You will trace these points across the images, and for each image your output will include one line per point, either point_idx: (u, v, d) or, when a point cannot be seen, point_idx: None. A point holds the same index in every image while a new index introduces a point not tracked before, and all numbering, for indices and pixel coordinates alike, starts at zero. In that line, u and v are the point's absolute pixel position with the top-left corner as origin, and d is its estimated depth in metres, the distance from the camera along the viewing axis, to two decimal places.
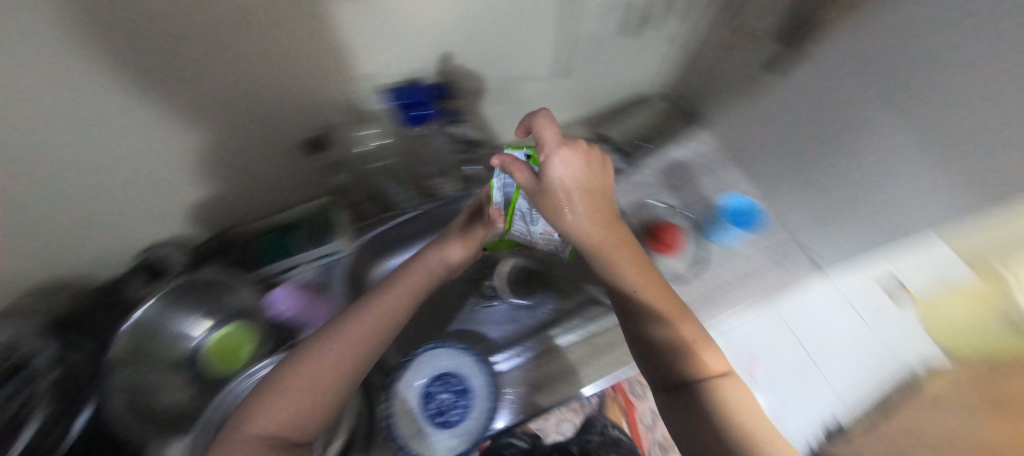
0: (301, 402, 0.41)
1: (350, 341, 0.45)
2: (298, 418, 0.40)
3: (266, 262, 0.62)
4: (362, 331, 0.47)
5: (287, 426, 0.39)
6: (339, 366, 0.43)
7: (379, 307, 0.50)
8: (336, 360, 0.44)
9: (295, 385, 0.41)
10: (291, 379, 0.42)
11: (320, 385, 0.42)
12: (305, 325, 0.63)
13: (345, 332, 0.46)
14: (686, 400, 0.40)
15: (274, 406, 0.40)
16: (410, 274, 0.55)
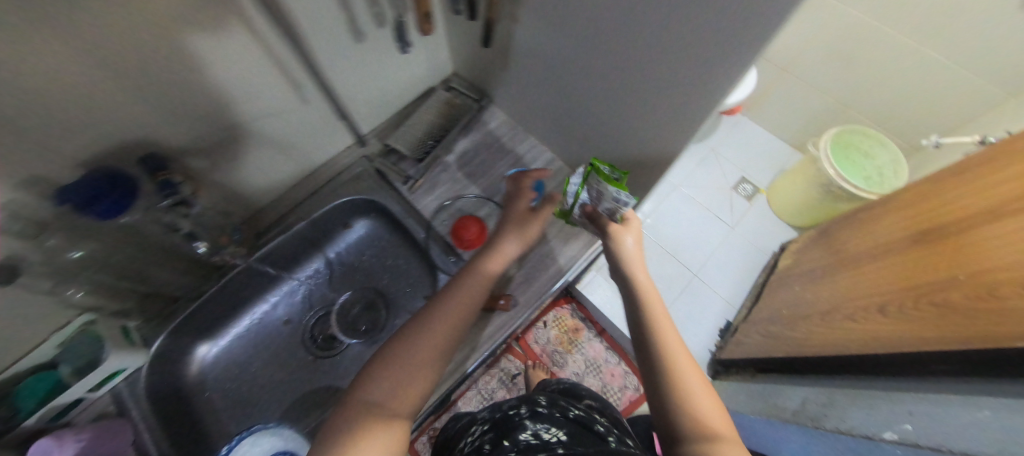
0: (419, 373, 0.37)
1: (460, 308, 0.41)
2: (399, 405, 0.35)
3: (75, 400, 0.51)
4: (464, 308, 0.41)
5: (397, 402, 0.35)
6: (465, 308, 0.41)
7: (472, 286, 0.43)
8: (466, 307, 0.41)
9: (421, 359, 0.37)
10: (424, 349, 0.38)
11: (432, 349, 0.38)
12: None
13: (445, 307, 0.40)
14: (647, 352, 0.44)
15: (401, 374, 0.36)
16: (484, 255, 0.46)
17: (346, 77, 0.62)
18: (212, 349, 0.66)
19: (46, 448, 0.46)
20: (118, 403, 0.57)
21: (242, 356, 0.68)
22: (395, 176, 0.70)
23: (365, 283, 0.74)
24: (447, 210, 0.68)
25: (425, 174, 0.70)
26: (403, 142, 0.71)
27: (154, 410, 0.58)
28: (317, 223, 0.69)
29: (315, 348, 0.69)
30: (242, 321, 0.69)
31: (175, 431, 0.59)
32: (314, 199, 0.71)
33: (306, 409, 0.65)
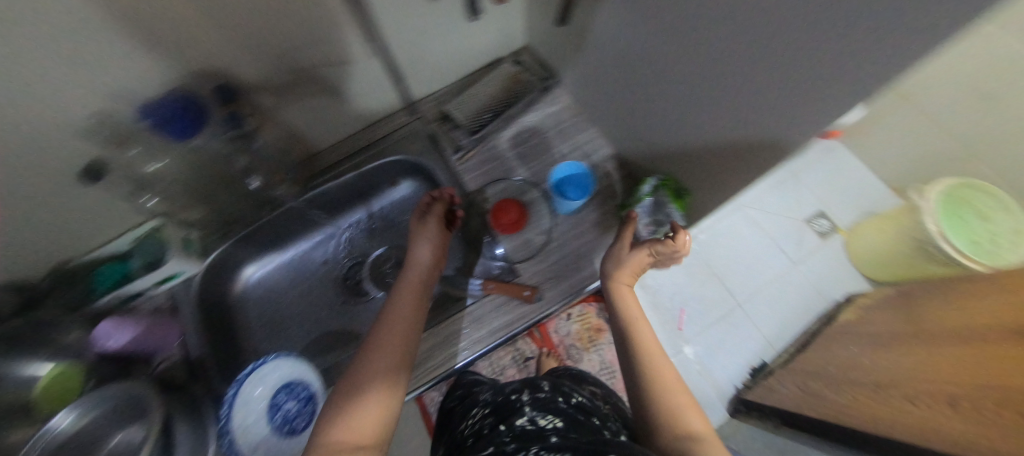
0: (379, 389, 0.37)
1: (395, 324, 0.44)
2: (370, 425, 0.34)
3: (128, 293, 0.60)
4: (406, 326, 0.44)
5: (366, 422, 0.34)
6: (405, 325, 0.44)
7: (403, 293, 0.48)
8: (405, 315, 0.45)
9: (377, 367, 0.39)
10: (378, 365, 0.40)
11: (385, 355, 0.40)
12: (157, 352, 0.60)
13: (384, 323, 0.44)
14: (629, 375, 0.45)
15: (361, 397, 0.36)
16: (410, 270, 0.51)
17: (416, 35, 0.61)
18: (253, 273, 0.72)
19: (111, 329, 0.57)
20: (173, 300, 0.64)
21: (282, 285, 0.73)
22: (448, 142, 0.69)
23: (400, 242, 0.75)
24: (493, 187, 0.66)
25: (476, 147, 0.68)
26: (460, 111, 0.69)
27: (201, 315, 0.65)
28: (366, 176, 0.71)
29: (344, 293, 0.73)
30: (287, 253, 0.73)
31: (213, 337, 0.65)
32: (366, 151, 0.72)
33: (324, 347, 0.69)
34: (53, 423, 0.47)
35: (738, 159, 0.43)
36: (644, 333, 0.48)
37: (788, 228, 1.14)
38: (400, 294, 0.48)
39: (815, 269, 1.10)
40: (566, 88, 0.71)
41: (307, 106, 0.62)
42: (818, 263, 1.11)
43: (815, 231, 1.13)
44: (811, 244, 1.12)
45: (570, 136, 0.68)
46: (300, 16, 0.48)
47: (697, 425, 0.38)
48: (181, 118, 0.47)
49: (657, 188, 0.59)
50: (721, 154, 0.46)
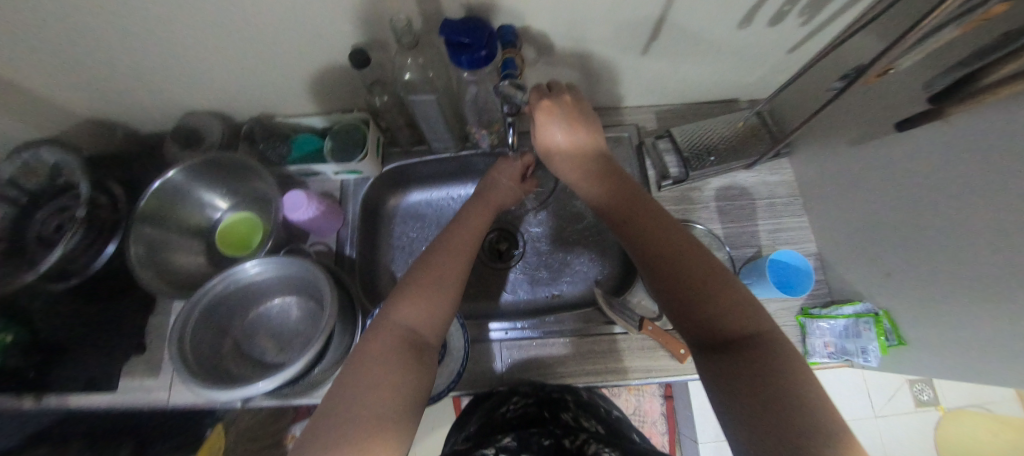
0: (426, 300, 0.43)
1: (456, 248, 0.49)
2: (424, 323, 0.42)
3: (308, 170, 0.62)
4: (459, 252, 0.48)
5: (420, 321, 0.42)
6: (464, 251, 0.49)
7: (462, 228, 0.52)
8: (467, 244, 0.50)
9: (434, 275, 0.45)
10: (426, 273, 0.45)
11: (442, 278, 0.45)
12: (313, 235, 0.63)
13: (445, 246, 0.49)
14: (725, 358, 0.34)
15: (410, 300, 0.42)
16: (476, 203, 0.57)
17: (686, 46, 0.57)
18: (416, 195, 0.73)
19: (299, 201, 0.57)
20: (342, 192, 0.66)
21: (433, 217, 0.73)
22: (653, 160, 0.66)
23: (553, 229, 0.73)
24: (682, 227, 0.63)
25: (683, 182, 0.64)
26: (682, 139, 0.65)
27: (363, 214, 0.66)
28: None
29: (485, 253, 0.73)
30: (449, 191, 0.74)
31: (363, 240, 0.66)
32: None
33: None
34: (244, 266, 0.49)
35: (1011, 357, 0.39)
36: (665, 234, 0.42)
37: (886, 379, 1.06)
38: (466, 221, 0.53)
39: (892, 429, 1.04)
40: (792, 165, 0.66)
41: (547, 66, 0.60)
42: (897, 426, 1.04)
43: (910, 395, 1.06)
44: (902, 406, 1.05)
45: (776, 215, 0.64)
46: None
47: (798, 368, 0.32)
48: (476, 49, 0.46)
49: (861, 314, 0.54)
50: (980, 333, 0.42)
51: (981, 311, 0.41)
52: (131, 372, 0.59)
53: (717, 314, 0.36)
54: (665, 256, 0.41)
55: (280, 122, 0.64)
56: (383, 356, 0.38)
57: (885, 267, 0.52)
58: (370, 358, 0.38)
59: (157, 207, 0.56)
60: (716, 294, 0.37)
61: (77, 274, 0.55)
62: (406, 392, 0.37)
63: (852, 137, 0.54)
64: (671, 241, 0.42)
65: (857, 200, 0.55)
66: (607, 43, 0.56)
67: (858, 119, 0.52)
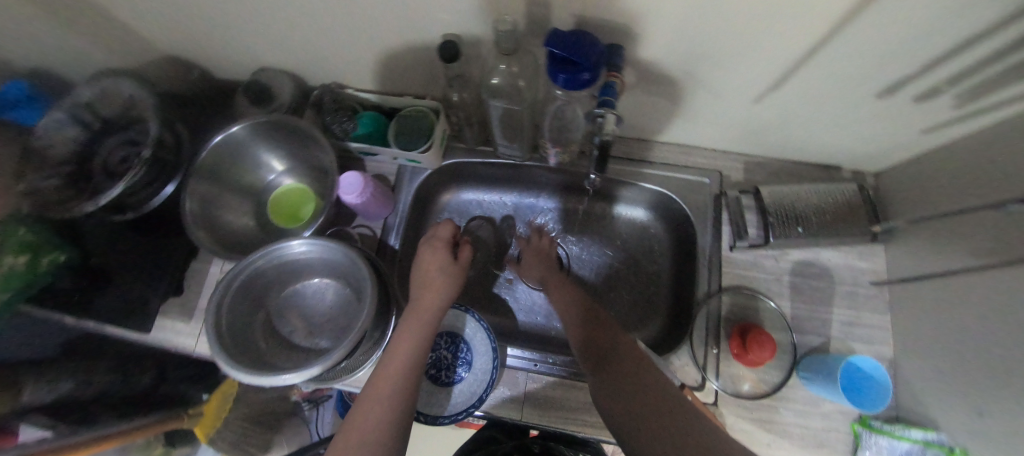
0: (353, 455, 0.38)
1: (388, 376, 0.44)
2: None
3: (370, 150, 0.59)
4: (389, 381, 0.44)
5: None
6: (398, 374, 0.44)
7: (400, 344, 0.47)
8: (395, 370, 0.45)
9: (360, 428, 0.40)
10: (348, 431, 0.40)
11: (369, 415, 0.41)
12: (360, 217, 0.61)
13: (375, 379, 0.44)
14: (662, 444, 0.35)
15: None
16: (412, 316, 0.50)
17: (806, 103, 0.50)
18: (470, 194, 0.71)
19: (353, 184, 0.54)
20: (397, 178, 0.64)
21: (484, 221, 0.72)
22: (730, 215, 0.60)
23: (601, 259, 0.70)
24: (746, 297, 0.57)
25: (759, 247, 0.58)
26: (770, 199, 0.58)
27: (412, 205, 0.64)
28: (627, 185, 0.65)
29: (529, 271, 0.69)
30: (504, 197, 0.71)
31: (408, 231, 0.64)
32: (640, 163, 0.65)
33: (480, 299, 0.68)
34: (290, 244, 0.47)
35: None
36: (616, 347, 0.48)
37: None
38: (395, 346, 0.47)
39: None
40: (887, 255, 0.58)
41: (644, 92, 0.54)
42: None
43: None
44: None
45: (855, 306, 0.57)
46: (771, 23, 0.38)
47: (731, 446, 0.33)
48: (580, 69, 0.41)
49: (932, 445, 0.47)
50: None
51: None
52: (166, 313, 0.61)
53: (645, 397, 0.40)
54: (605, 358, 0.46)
55: (349, 95, 0.62)
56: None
57: (964, 403, 0.45)
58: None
59: (217, 160, 0.56)
60: (637, 390, 0.41)
61: (134, 209, 0.55)
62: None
63: (965, 252, 0.46)
64: (617, 345, 0.48)
65: (950, 321, 0.48)
66: (717, 81, 0.50)
67: (979, 233, 0.44)
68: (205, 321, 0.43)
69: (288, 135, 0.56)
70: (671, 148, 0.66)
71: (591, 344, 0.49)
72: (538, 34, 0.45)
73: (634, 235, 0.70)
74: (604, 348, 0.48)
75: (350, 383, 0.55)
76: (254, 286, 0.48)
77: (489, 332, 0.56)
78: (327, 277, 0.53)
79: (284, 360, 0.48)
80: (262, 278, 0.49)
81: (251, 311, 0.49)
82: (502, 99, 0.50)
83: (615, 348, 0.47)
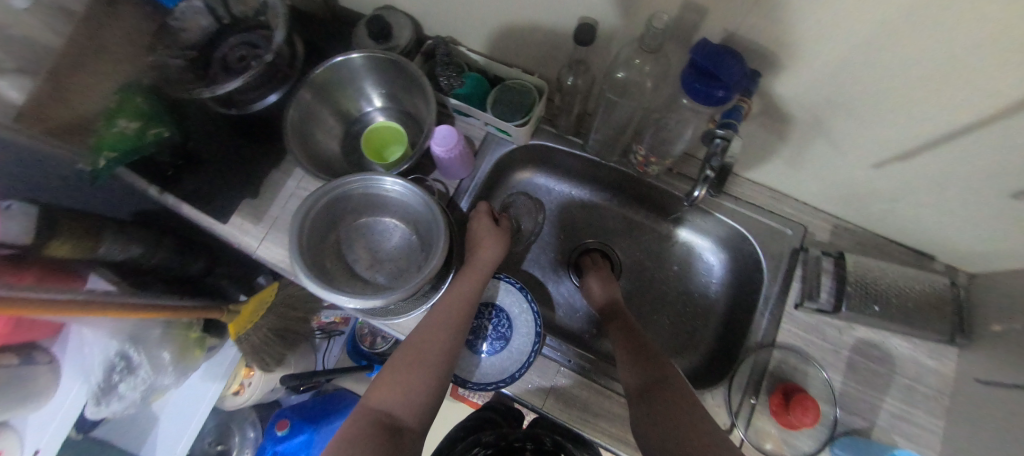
0: (400, 386, 0.46)
1: (440, 317, 0.50)
2: (400, 409, 0.45)
3: (468, 111, 0.60)
4: (436, 329, 0.49)
5: (396, 406, 0.45)
6: (448, 326, 0.49)
7: (451, 298, 0.52)
8: (445, 318, 0.50)
9: (405, 361, 0.47)
10: (399, 364, 0.47)
11: (420, 361, 0.47)
12: (439, 172, 0.62)
13: (426, 323, 0.50)
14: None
15: (385, 383, 0.46)
16: (467, 274, 0.55)
17: (931, 181, 0.47)
18: (542, 179, 0.71)
19: (448, 138, 0.55)
20: (482, 144, 0.64)
21: (545, 206, 0.71)
22: (802, 273, 0.58)
23: (652, 278, 0.69)
24: (797, 358, 0.55)
25: (826, 313, 0.56)
26: (853, 269, 0.56)
27: (488, 174, 0.65)
28: (704, 213, 0.64)
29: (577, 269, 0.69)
30: (573, 191, 0.71)
31: (478, 198, 0.65)
32: (725, 196, 0.63)
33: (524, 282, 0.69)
34: (382, 179, 0.48)
35: None
36: (651, 359, 0.50)
37: None
38: (452, 291, 0.53)
39: None
40: (961, 361, 0.55)
41: (761, 125, 0.52)
42: None
43: None
44: None
45: (910, 402, 0.54)
46: (934, 92, 0.36)
47: None
48: (718, 86, 0.40)
49: None
50: None
51: None
52: (239, 210, 0.64)
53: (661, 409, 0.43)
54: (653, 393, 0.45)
55: (460, 52, 0.62)
56: (355, 437, 0.40)
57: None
58: (346, 443, 0.40)
59: (326, 81, 0.58)
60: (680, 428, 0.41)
61: (240, 107, 0.58)
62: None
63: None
64: (666, 390, 0.45)
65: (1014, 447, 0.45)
66: (844, 134, 0.47)
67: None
68: (292, 225, 0.45)
69: (400, 75, 0.57)
70: (759, 190, 0.64)
71: (632, 352, 0.51)
72: (681, 39, 0.44)
73: (692, 264, 0.68)
74: (649, 379, 0.47)
75: (392, 324, 0.56)
76: (335, 210, 0.50)
77: (536, 316, 0.57)
78: (399, 219, 0.55)
79: (345, 284, 0.50)
80: (342, 205, 0.51)
81: (326, 231, 0.51)
82: (619, 95, 0.49)
83: (667, 386, 0.46)
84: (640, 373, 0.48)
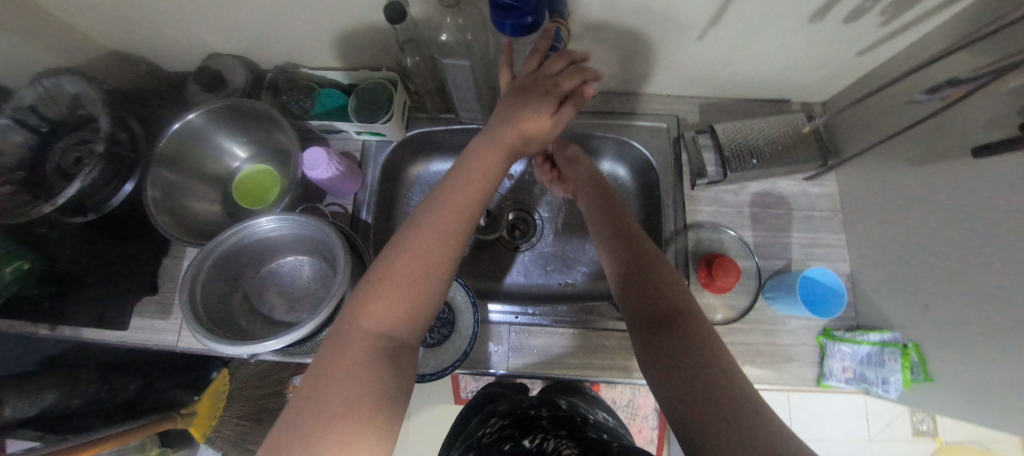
0: (401, 301, 0.35)
1: (448, 214, 0.39)
2: (401, 327, 0.34)
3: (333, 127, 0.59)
4: (435, 234, 0.37)
5: (396, 325, 0.34)
6: (445, 226, 0.38)
7: (454, 200, 0.40)
8: (454, 217, 0.39)
9: (408, 267, 0.36)
10: (392, 274, 0.35)
11: (419, 270, 0.36)
12: (330, 195, 0.61)
13: (427, 221, 0.38)
14: (682, 387, 0.34)
15: (375, 300, 0.34)
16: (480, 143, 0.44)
17: (747, 34, 0.52)
18: (439, 165, 0.72)
19: (318, 159, 0.54)
20: (363, 153, 0.64)
21: None
22: (689, 157, 0.62)
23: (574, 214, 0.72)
24: (709, 231, 0.60)
25: (719, 183, 0.60)
26: (724, 137, 0.60)
27: (380, 179, 0.64)
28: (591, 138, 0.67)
29: (506, 235, 0.71)
30: None
31: (380, 206, 0.64)
32: (602, 115, 0.66)
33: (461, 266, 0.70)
34: (259, 220, 0.47)
35: None
36: (660, 274, 0.44)
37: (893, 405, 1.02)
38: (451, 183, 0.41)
39: None
40: (838, 177, 0.61)
41: (596, 39, 0.55)
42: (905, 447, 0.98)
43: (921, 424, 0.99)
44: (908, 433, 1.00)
45: (812, 229, 0.60)
46: None
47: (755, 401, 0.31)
48: (522, 14, 0.42)
49: (888, 347, 0.51)
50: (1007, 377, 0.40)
51: (1008, 361, 0.39)
52: (143, 311, 0.60)
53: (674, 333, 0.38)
54: (660, 320, 0.41)
55: (305, 74, 0.61)
56: (345, 380, 0.31)
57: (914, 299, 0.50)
58: (337, 377, 0.31)
59: (176, 151, 0.55)
60: (683, 349, 0.37)
61: (95, 209, 0.54)
62: (388, 408, 0.32)
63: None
64: (675, 308, 0.41)
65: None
66: (660, 20, 0.51)
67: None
68: (178, 298, 0.42)
69: (249, 117, 0.56)
70: (630, 99, 0.68)
71: (632, 272, 0.45)
72: None
73: None
74: (652, 302, 0.42)
75: None
76: (228, 268, 0.49)
77: (468, 290, 0.57)
78: (299, 255, 0.54)
79: (266, 335, 0.49)
80: (234, 261, 0.49)
81: (227, 292, 0.49)
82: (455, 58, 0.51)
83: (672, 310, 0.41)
84: (636, 294, 0.43)
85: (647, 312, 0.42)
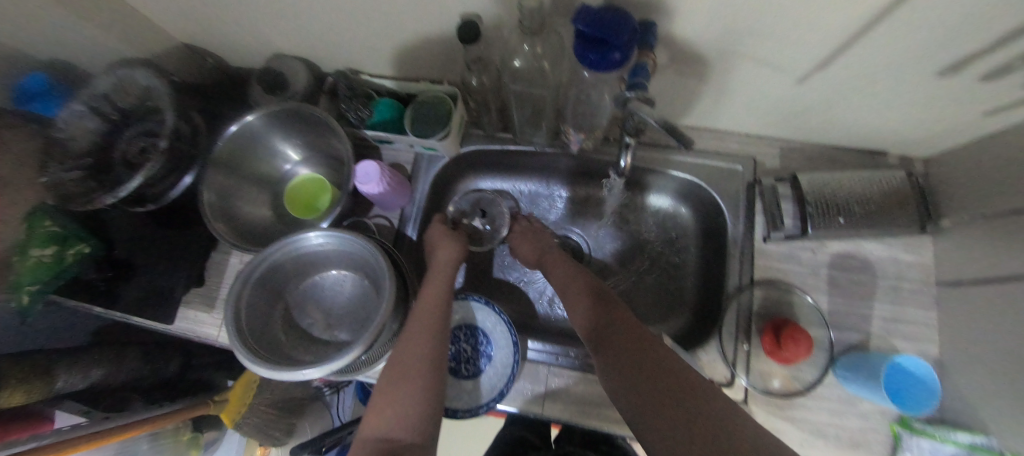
0: (394, 402, 0.38)
1: (418, 328, 0.44)
2: (399, 428, 0.37)
3: (388, 137, 0.57)
4: (414, 342, 0.43)
5: (395, 427, 0.37)
6: (430, 328, 0.45)
7: (418, 317, 0.46)
8: (421, 319, 0.45)
9: (393, 383, 0.40)
10: (386, 381, 0.40)
11: (412, 367, 0.41)
12: (377, 207, 0.60)
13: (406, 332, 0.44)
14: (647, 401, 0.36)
15: (373, 409, 0.39)
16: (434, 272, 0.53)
17: (857, 82, 0.46)
18: (487, 182, 0.69)
19: (371, 173, 0.52)
20: (414, 166, 0.62)
21: None
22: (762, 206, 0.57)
23: (624, 248, 0.68)
24: (778, 290, 0.54)
25: (795, 238, 0.55)
26: (808, 188, 0.54)
27: (429, 194, 0.63)
28: (655, 172, 0.62)
29: None
30: (520, 184, 0.70)
31: (425, 221, 0.63)
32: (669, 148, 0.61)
33: (500, 290, 0.67)
34: (308, 236, 0.46)
35: None
36: (616, 309, 0.47)
37: None
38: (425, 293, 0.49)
39: None
40: (936, 246, 0.54)
41: (679, 71, 0.50)
42: None
43: None
44: None
45: (899, 301, 0.53)
46: None
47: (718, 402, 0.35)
48: (611, 49, 0.38)
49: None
50: None
51: None
52: (189, 303, 0.61)
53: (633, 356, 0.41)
54: (618, 339, 0.43)
55: (365, 81, 0.60)
56: None
57: (1010, 405, 0.42)
58: None
59: (233, 151, 0.55)
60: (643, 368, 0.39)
61: (153, 201, 0.55)
62: None
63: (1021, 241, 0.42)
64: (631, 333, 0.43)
65: (1001, 326, 0.44)
66: (758, 59, 0.45)
67: None
68: (225, 311, 0.42)
69: (307, 122, 0.55)
70: (701, 134, 0.62)
71: (587, 306, 0.48)
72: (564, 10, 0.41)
73: (659, 222, 0.67)
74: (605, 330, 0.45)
75: (368, 375, 0.54)
76: (272, 283, 0.48)
77: (510, 325, 0.55)
78: (342, 271, 0.53)
79: (302, 352, 0.48)
80: (277, 276, 0.48)
81: (270, 303, 0.48)
82: (525, 83, 0.47)
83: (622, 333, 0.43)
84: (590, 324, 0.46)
85: (601, 339, 0.44)
